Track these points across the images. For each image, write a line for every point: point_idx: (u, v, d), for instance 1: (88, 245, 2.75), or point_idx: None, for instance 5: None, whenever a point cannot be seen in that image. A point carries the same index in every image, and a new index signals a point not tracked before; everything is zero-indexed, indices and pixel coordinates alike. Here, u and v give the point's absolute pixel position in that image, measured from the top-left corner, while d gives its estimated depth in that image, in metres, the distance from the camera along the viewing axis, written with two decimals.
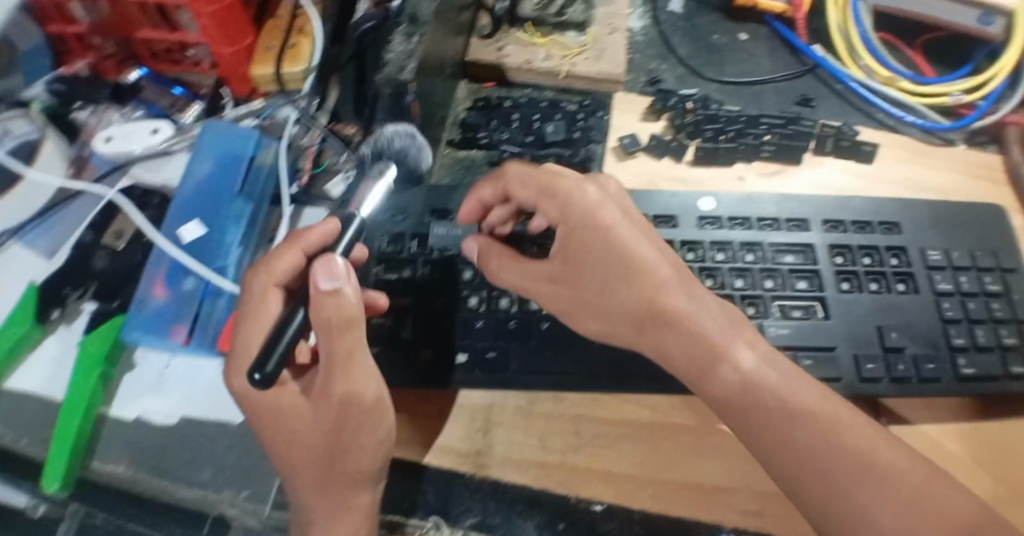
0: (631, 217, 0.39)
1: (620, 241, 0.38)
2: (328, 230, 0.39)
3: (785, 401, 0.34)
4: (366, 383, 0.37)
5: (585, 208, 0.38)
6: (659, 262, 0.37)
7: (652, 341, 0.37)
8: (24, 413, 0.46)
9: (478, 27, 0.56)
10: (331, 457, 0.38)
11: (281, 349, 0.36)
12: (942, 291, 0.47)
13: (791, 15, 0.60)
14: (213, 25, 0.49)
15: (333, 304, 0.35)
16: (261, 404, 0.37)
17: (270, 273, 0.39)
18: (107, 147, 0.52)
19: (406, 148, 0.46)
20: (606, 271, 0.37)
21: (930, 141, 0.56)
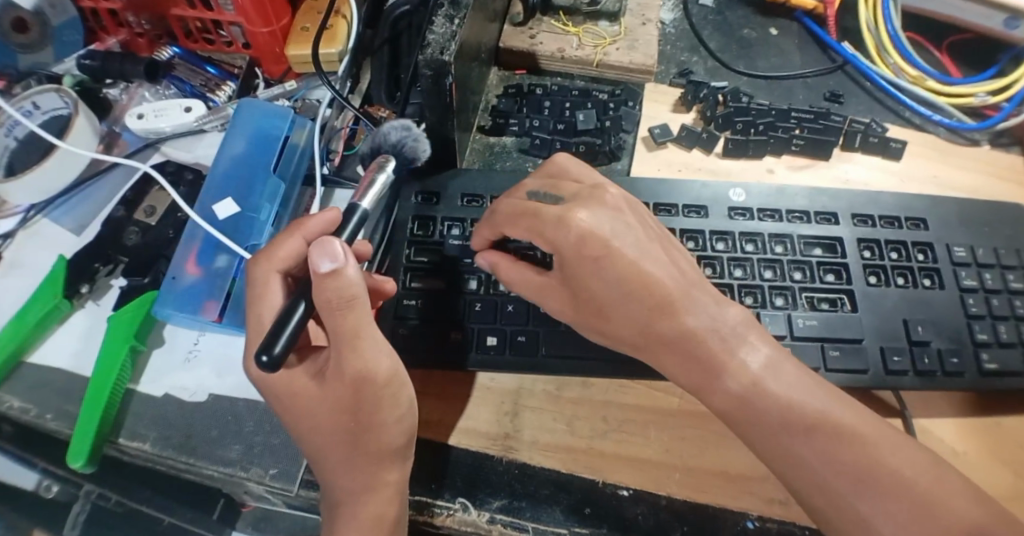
0: (631, 233, 0.37)
1: (620, 267, 0.36)
2: (330, 219, 0.39)
3: (787, 412, 0.35)
4: (379, 359, 0.36)
5: (578, 236, 0.36)
6: (660, 283, 0.37)
7: (655, 359, 0.38)
8: (50, 387, 0.45)
9: (512, 14, 0.56)
10: (354, 435, 0.38)
11: (288, 332, 0.34)
12: (967, 287, 0.47)
13: (822, 12, 0.60)
14: (250, 4, 0.50)
15: (333, 287, 0.33)
16: (276, 388, 0.36)
17: (273, 261, 0.37)
18: (139, 124, 0.52)
19: (401, 141, 0.45)
20: (607, 296, 0.37)
21: (955, 140, 0.56)
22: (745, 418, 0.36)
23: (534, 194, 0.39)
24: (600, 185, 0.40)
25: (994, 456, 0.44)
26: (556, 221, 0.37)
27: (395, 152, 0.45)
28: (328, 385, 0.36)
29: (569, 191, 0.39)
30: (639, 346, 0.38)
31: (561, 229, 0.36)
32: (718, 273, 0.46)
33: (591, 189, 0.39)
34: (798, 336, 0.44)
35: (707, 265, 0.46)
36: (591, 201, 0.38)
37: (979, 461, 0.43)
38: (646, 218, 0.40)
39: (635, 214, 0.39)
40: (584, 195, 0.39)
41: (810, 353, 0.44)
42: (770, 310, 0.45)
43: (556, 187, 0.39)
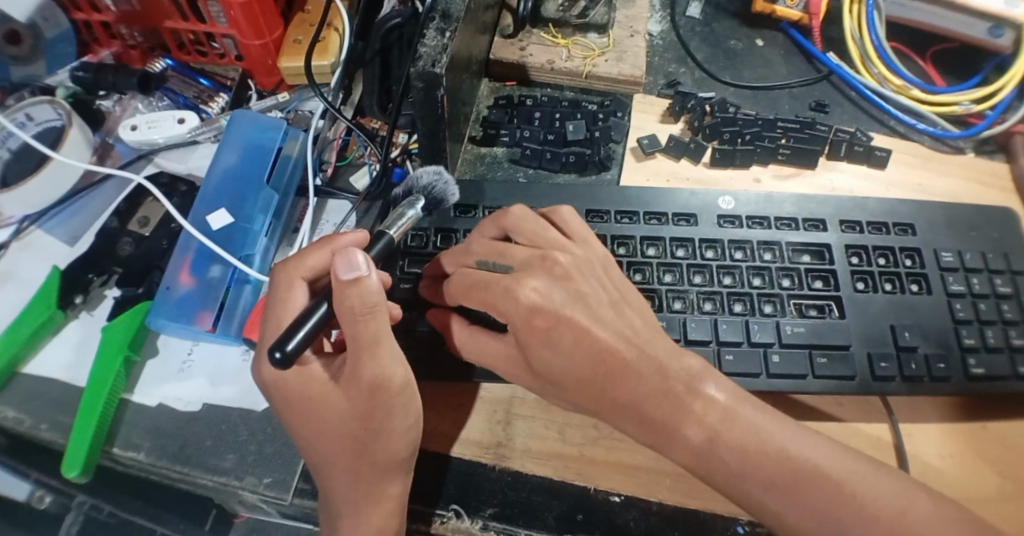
0: (582, 302, 0.37)
1: (574, 335, 0.36)
2: (358, 238, 0.39)
3: (749, 446, 0.35)
4: (394, 367, 0.36)
5: (527, 306, 0.37)
6: (613, 347, 0.36)
7: (618, 424, 0.37)
8: (44, 398, 0.45)
9: (501, 26, 0.57)
10: (362, 443, 0.38)
11: (305, 331, 0.35)
12: (954, 292, 0.48)
13: (807, 23, 0.61)
14: (243, 18, 0.50)
15: (356, 294, 0.34)
16: (291, 386, 0.37)
17: (299, 268, 0.38)
18: (133, 136, 0.52)
19: (432, 184, 0.47)
20: (562, 366, 0.37)
21: (939, 148, 0.57)
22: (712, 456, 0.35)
23: (483, 264, 0.41)
24: (547, 251, 0.40)
25: (978, 458, 0.44)
26: (505, 292, 0.37)
27: (427, 193, 0.47)
28: (343, 388, 0.37)
29: (517, 259, 0.40)
30: (598, 411, 0.37)
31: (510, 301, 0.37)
32: (707, 281, 0.47)
33: (541, 255, 0.39)
34: (785, 343, 0.45)
35: (696, 272, 0.47)
36: (540, 269, 0.39)
37: (964, 465, 0.44)
38: (599, 278, 0.39)
39: (584, 277, 0.39)
40: (532, 262, 0.39)
41: (797, 360, 0.45)
42: (759, 317, 0.46)
43: (504, 254, 0.40)
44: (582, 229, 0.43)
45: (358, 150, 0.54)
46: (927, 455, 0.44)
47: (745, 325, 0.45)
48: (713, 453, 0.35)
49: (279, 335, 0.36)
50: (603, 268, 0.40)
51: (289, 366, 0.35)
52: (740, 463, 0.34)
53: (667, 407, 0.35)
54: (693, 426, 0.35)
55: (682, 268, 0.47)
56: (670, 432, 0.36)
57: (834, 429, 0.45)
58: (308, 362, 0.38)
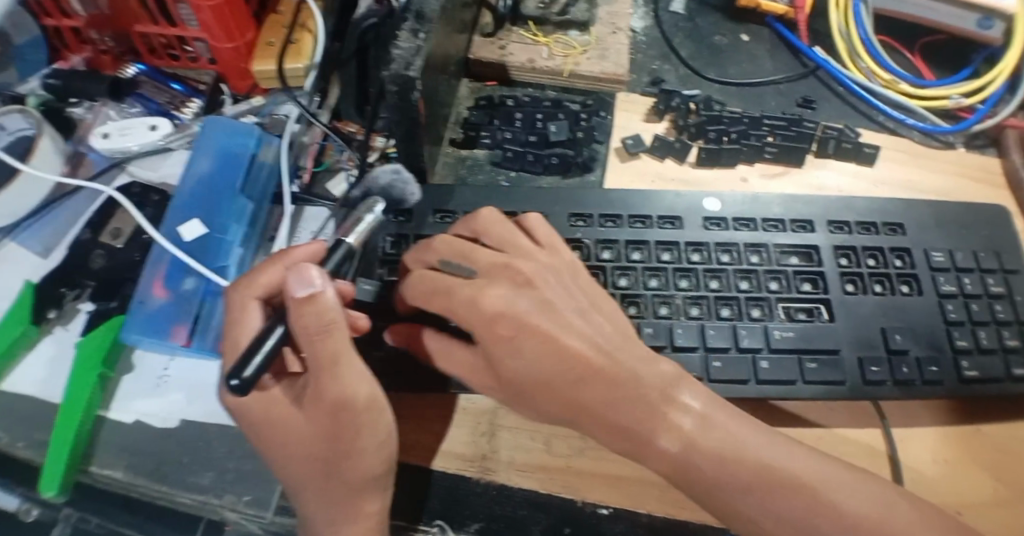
0: (549, 310, 0.36)
1: (538, 340, 0.35)
2: (314, 250, 0.39)
3: (726, 459, 0.34)
4: (356, 384, 0.35)
5: (489, 312, 0.36)
6: (581, 355, 0.35)
7: (585, 430, 0.36)
8: (17, 417, 0.44)
9: (480, 25, 0.56)
10: (333, 463, 0.37)
11: (261, 355, 0.34)
12: (946, 293, 0.47)
13: (793, 17, 0.60)
14: (213, 19, 0.49)
15: (311, 312, 0.33)
16: (252, 411, 0.36)
17: (251, 288, 0.37)
18: (105, 143, 0.51)
19: (390, 184, 0.46)
20: (527, 372, 0.35)
21: (929, 143, 0.57)
22: (681, 470, 0.34)
23: (448, 264, 0.40)
24: (511, 257, 0.39)
25: (968, 461, 0.44)
26: (467, 300, 0.36)
27: (385, 194, 0.46)
28: (305, 412, 0.36)
29: (480, 266, 0.39)
30: (568, 418, 0.36)
31: (471, 309, 0.36)
32: (694, 286, 0.46)
33: (504, 263, 0.39)
34: (774, 349, 0.44)
35: (682, 277, 0.46)
36: (503, 277, 0.38)
37: (955, 468, 0.44)
38: (566, 287, 0.38)
39: (550, 284, 0.38)
40: (495, 269, 0.38)
41: (787, 366, 0.44)
42: (747, 322, 0.45)
43: (468, 257, 0.39)
44: (548, 236, 0.42)
45: (335, 155, 0.53)
46: (917, 459, 0.44)
47: (733, 330, 0.44)
48: (697, 464, 0.34)
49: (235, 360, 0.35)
50: (574, 278, 0.40)
51: (248, 392, 0.34)
52: (725, 476, 0.34)
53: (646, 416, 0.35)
54: (675, 437, 0.34)
55: (667, 272, 0.46)
56: (654, 444, 0.35)
57: (825, 433, 0.45)
58: (268, 386, 0.37)
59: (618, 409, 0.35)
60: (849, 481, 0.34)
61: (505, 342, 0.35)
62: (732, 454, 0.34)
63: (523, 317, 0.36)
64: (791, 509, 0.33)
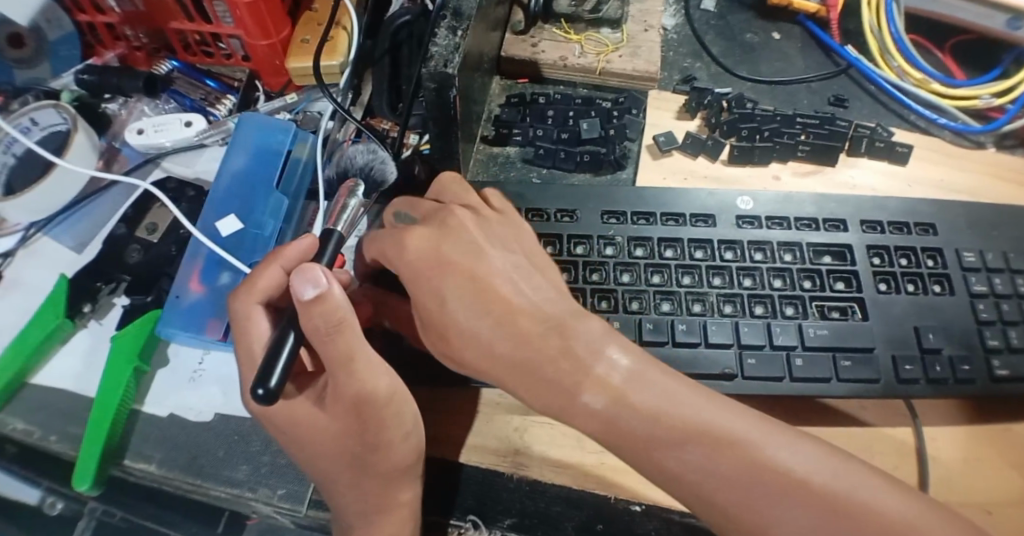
0: (478, 251, 0.37)
1: (458, 279, 0.36)
2: (306, 245, 0.40)
3: (657, 419, 0.32)
4: (376, 378, 0.36)
5: (410, 252, 0.37)
6: (506, 299, 0.35)
7: (510, 384, 0.35)
8: (55, 409, 0.44)
9: (512, 22, 0.56)
10: (361, 456, 0.38)
11: (283, 363, 0.34)
12: (977, 293, 0.47)
13: (825, 15, 0.60)
14: (249, 17, 0.49)
15: (319, 312, 0.33)
16: (278, 416, 0.37)
17: (253, 293, 0.38)
18: (139, 139, 0.52)
19: (367, 161, 0.47)
20: (451, 312, 0.36)
21: (960, 143, 0.56)
22: (615, 436, 0.33)
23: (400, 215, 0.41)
24: (447, 205, 0.40)
25: (1005, 463, 0.43)
26: (394, 243, 0.38)
27: (366, 173, 0.47)
28: (329, 411, 0.37)
29: (422, 212, 0.41)
30: (490, 375, 0.36)
31: (396, 249, 0.38)
32: (727, 283, 0.45)
33: (441, 209, 0.40)
34: (808, 346, 0.44)
35: (716, 274, 0.46)
36: (435, 220, 0.39)
37: (990, 470, 0.43)
38: (507, 237, 0.39)
39: (488, 231, 0.39)
40: (434, 214, 0.40)
41: (822, 364, 0.44)
42: (781, 320, 0.44)
43: (414, 206, 0.41)
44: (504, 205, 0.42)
45: None
46: (949, 460, 0.43)
47: (768, 328, 0.44)
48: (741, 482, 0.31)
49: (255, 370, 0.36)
50: (515, 229, 0.40)
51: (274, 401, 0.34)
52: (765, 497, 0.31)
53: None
54: None
55: (700, 270, 0.46)
56: None
57: (858, 433, 0.44)
58: (292, 394, 0.37)
59: (548, 362, 0.34)
60: (836, 468, 0.31)
61: (433, 277, 0.37)
62: (665, 416, 0.32)
63: (448, 256, 0.37)
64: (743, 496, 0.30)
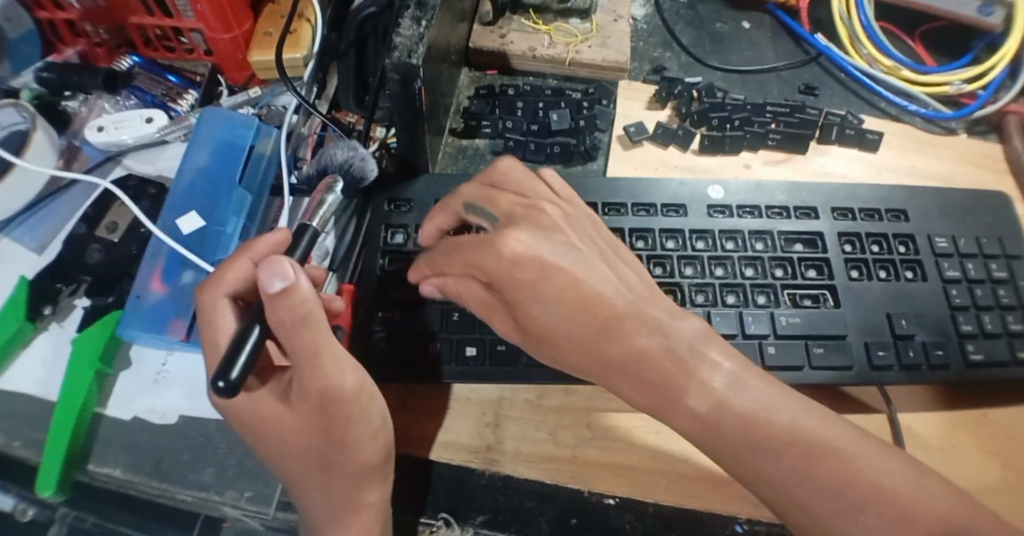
0: (573, 252, 0.35)
1: (560, 287, 0.34)
2: (278, 240, 0.38)
3: (758, 424, 0.32)
4: (343, 374, 0.34)
5: (511, 260, 0.34)
6: (603, 302, 0.34)
7: (612, 385, 0.35)
8: (16, 414, 0.43)
9: (480, 13, 0.55)
10: (327, 455, 0.37)
11: (246, 356, 0.33)
12: (950, 278, 0.47)
13: (794, 4, 0.60)
14: (210, 11, 0.48)
15: (286, 305, 0.32)
16: (243, 411, 0.35)
17: (221, 285, 0.36)
18: (99, 136, 0.50)
19: (348, 159, 0.46)
20: (549, 322, 0.34)
21: (931, 129, 0.56)
22: (711, 438, 0.33)
23: (472, 208, 0.38)
24: (538, 204, 0.38)
25: (979, 447, 0.43)
26: (488, 247, 0.34)
27: (344, 171, 0.46)
28: (294, 406, 0.35)
29: (504, 206, 0.38)
30: (593, 373, 0.35)
31: (493, 256, 0.34)
32: (699, 273, 0.45)
33: (529, 206, 0.37)
34: (780, 335, 0.44)
35: (687, 264, 0.45)
36: (527, 220, 0.36)
37: (965, 454, 0.43)
38: (589, 233, 0.38)
39: (576, 231, 0.37)
40: (521, 213, 0.37)
41: (794, 351, 0.43)
42: (752, 308, 0.44)
43: (492, 201, 0.38)
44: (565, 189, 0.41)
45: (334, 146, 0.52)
46: (926, 447, 0.43)
47: (740, 317, 0.44)
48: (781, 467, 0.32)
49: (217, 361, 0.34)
50: (593, 225, 0.39)
51: (236, 395, 0.32)
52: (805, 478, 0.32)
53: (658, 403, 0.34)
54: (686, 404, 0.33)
55: (672, 260, 0.45)
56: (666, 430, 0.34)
57: None
58: (254, 388, 0.36)
59: (645, 365, 0.34)
60: (854, 446, 0.32)
61: (524, 286, 0.34)
62: (763, 420, 0.33)
63: (544, 259, 0.34)
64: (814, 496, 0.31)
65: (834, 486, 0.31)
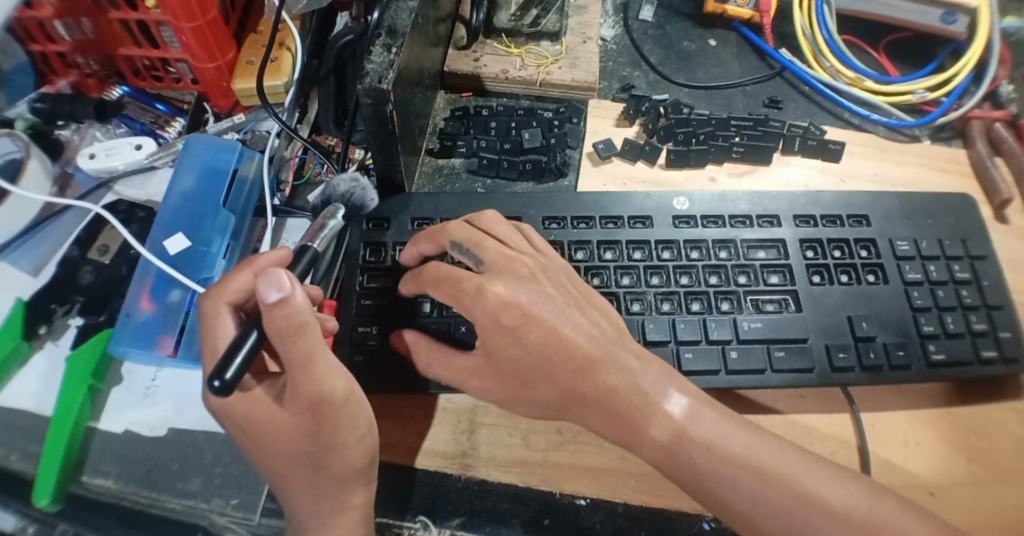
0: (552, 300, 0.38)
1: (540, 334, 0.37)
2: (278, 257, 0.41)
3: (711, 451, 0.36)
4: (332, 380, 0.36)
5: (497, 305, 0.37)
6: (579, 346, 0.37)
7: (578, 416, 0.39)
8: (13, 429, 0.45)
9: (455, 38, 0.58)
10: (316, 457, 0.38)
11: (240, 358, 0.34)
12: (911, 281, 0.48)
13: (758, 21, 0.62)
14: (195, 42, 0.50)
15: (282, 315, 0.33)
16: (238, 412, 0.36)
17: (222, 294, 0.38)
18: (92, 164, 0.53)
19: (350, 190, 0.49)
20: (526, 361, 0.37)
21: (894, 137, 0.58)
22: (676, 464, 0.36)
23: (459, 247, 0.40)
24: (519, 252, 0.40)
25: (942, 442, 0.45)
26: (476, 291, 0.38)
27: (345, 199, 0.49)
28: (288, 409, 0.37)
29: (490, 253, 0.40)
30: (567, 406, 0.38)
31: (479, 300, 0.37)
32: (665, 282, 0.47)
33: (511, 256, 0.40)
34: (743, 339, 0.45)
35: (654, 274, 0.47)
36: (509, 270, 0.39)
37: (928, 451, 0.45)
38: (563, 282, 0.40)
39: (552, 281, 0.39)
40: (502, 262, 0.39)
41: (755, 355, 0.45)
42: (716, 314, 0.46)
43: (478, 244, 0.40)
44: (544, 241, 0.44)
45: (316, 168, 0.55)
46: (891, 445, 0.45)
47: (703, 323, 0.46)
48: (749, 472, 0.35)
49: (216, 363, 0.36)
50: (567, 273, 0.42)
51: (229, 394, 0.34)
52: (769, 487, 0.35)
53: (633, 407, 0.37)
54: (658, 423, 0.36)
55: (639, 270, 0.47)
56: (637, 423, 0.37)
57: (801, 421, 0.46)
58: (250, 386, 0.37)
59: (611, 399, 0.37)
60: (814, 468, 0.36)
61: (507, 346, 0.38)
62: (720, 448, 0.36)
63: (529, 307, 0.37)
64: (772, 491, 0.35)
65: (804, 506, 0.34)
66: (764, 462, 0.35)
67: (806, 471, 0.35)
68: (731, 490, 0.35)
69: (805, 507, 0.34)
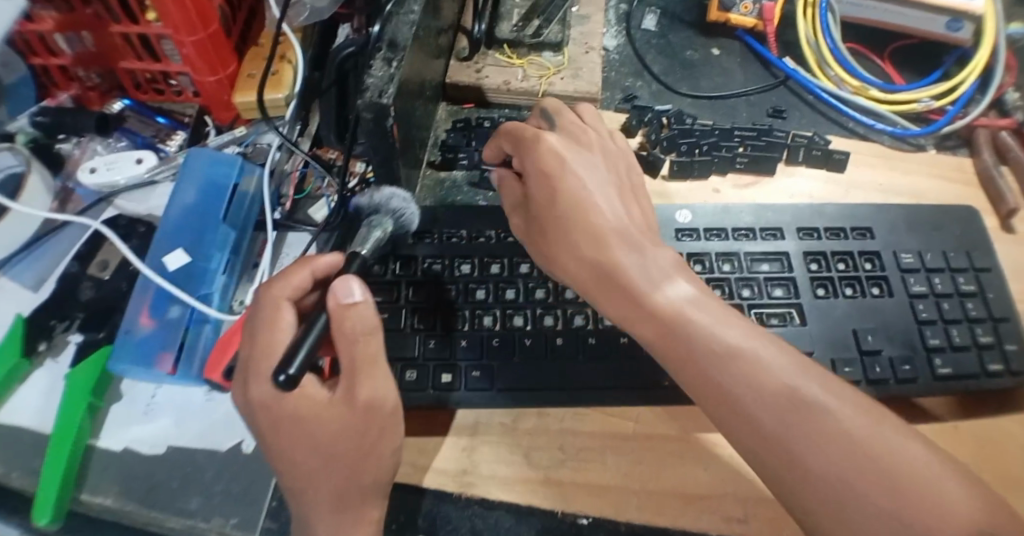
0: (598, 170, 0.42)
1: (572, 198, 0.40)
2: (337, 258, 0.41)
3: (721, 345, 0.34)
4: (389, 389, 0.37)
5: (548, 171, 0.42)
6: (600, 218, 0.39)
7: (594, 295, 0.39)
8: (12, 446, 0.44)
9: (457, 49, 0.57)
10: (352, 467, 0.37)
11: (306, 351, 0.36)
12: (916, 293, 0.48)
13: (762, 29, 0.62)
14: (195, 54, 0.50)
15: (356, 317, 0.36)
16: (283, 406, 0.35)
17: (285, 290, 0.38)
18: (93, 179, 0.53)
19: (400, 209, 0.47)
20: (557, 215, 0.40)
21: (899, 146, 0.58)
22: (686, 361, 0.34)
23: (548, 117, 0.47)
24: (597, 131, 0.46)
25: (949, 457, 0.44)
26: (544, 148, 0.42)
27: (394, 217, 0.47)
28: (339, 406, 0.36)
29: (570, 127, 0.45)
30: (583, 284, 0.39)
31: (540, 152, 0.42)
32: None
33: (583, 130, 0.45)
34: None
35: None
36: (572, 133, 0.45)
37: None
38: (617, 165, 0.44)
39: (609, 161, 0.44)
40: (573, 129, 0.45)
41: None
42: None
43: (560, 121, 0.46)
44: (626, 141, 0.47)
45: (317, 182, 0.55)
46: None
47: None
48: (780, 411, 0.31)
49: (275, 357, 0.36)
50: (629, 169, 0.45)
51: (292, 388, 0.36)
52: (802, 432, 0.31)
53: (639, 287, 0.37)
54: (670, 311, 0.35)
55: None
56: (650, 307, 0.36)
57: None
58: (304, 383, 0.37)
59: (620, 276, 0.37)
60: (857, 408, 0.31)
61: (552, 203, 0.41)
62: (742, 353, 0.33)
63: (578, 186, 0.41)
64: (800, 419, 0.31)
65: (840, 450, 0.30)
66: (769, 366, 0.33)
67: (829, 392, 0.32)
68: (758, 424, 0.32)
69: (840, 440, 0.30)
